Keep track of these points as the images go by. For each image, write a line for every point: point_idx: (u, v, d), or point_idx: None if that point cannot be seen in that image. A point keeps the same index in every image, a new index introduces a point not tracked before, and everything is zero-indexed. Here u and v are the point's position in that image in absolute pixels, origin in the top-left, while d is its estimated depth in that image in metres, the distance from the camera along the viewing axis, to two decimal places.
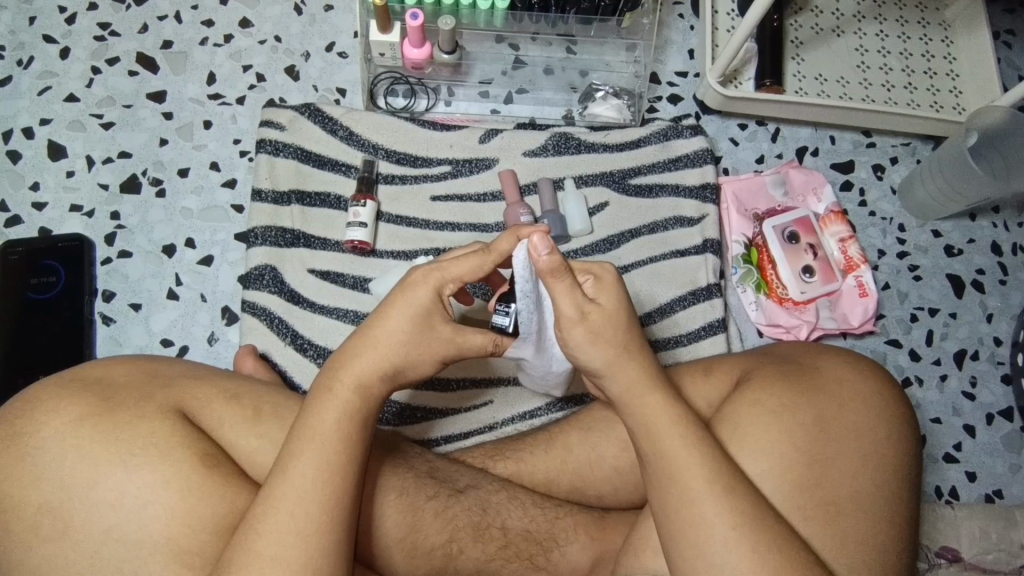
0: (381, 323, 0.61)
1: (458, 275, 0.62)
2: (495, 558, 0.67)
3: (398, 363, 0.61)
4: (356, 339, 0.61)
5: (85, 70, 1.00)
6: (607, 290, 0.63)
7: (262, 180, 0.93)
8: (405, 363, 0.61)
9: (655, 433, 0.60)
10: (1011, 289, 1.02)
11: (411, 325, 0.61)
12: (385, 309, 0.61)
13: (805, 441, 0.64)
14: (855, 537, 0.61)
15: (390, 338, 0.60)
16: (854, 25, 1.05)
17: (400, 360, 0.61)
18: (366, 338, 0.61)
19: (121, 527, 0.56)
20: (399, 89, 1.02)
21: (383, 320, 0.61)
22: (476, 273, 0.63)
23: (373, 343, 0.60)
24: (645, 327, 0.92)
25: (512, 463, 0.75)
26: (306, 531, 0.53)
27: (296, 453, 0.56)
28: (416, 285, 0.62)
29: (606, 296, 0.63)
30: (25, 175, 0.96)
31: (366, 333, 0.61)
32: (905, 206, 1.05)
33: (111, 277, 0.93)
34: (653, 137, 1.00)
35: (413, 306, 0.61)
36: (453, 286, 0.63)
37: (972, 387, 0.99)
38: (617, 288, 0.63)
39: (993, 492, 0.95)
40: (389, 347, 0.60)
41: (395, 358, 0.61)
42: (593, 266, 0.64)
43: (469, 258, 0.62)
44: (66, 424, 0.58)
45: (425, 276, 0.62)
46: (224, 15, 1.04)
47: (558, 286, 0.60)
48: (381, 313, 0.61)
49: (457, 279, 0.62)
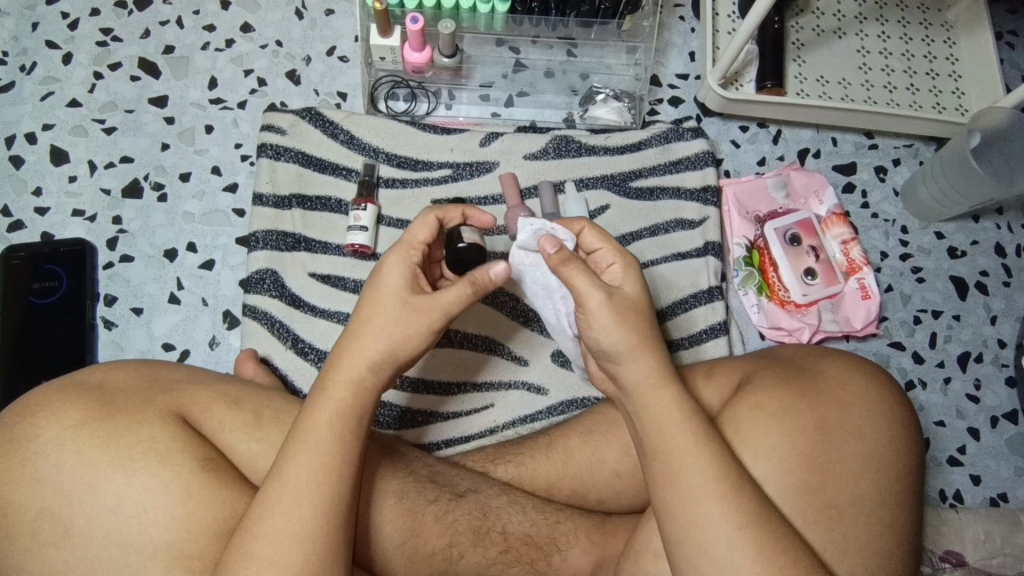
0: (369, 316, 0.61)
1: (421, 241, 0.65)
2: (495, 562, 0.67)
3: (391, 354, 0.61)
4: (346, 336, 0.61)
5: (88, 75, 1.01)
6: (631, 274, 0.65)
7: (263, 184, 0.93)
8: (399, 354, 0.61)
9: (664, 430, 0.59)
10: (1015, 291, 1.02)
11: (395, 313, 0.61)
12: (367, 301, 0.62)
13: (806, 443, 0.64)
14: (857, 540, 0.61)
15: (377, 329, 0.61)
16: (855, 27, 1.05)
17: (390, 349, 0.61)
18: (356, 333, 0.61)
19: (122, 531, 0.56)
20: (400, 92, 1.02)
21: (376, 316, 0.61)
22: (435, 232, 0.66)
23: (364, 337, 0.61)
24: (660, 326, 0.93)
25: (513, 466, 0.75)
26: (306, 534, 0.53)
27: (297, 455, 0.56)
28: (397, 273, 0.63)
29: (630, 286, 0.65)
30: (28, 180, 0.97)
31: (355, 329, 0.61)
32: (908, 208, 1.04)
33: (113, 281, 0.94)
34: (654, 139, 0.99)
35: (395, 295, 0.62)
36: (422, 252, 0.65)
37: (976, 390, 0.98)
38: (641, 280, 0.65)
39: (998, 496, 0.94)
40: (379, 338, 0.60)
41: (387, 352, 0.60)
42: (624, 253, 0.66)
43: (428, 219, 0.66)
44: (65, 429, 0.58)
45: (390, 255, 0.64)
46: (226, 20, 1.04)
47: (575, 273, 0.62)
48: (365, 306, 0.62)
49: (420, 245, 0.65)
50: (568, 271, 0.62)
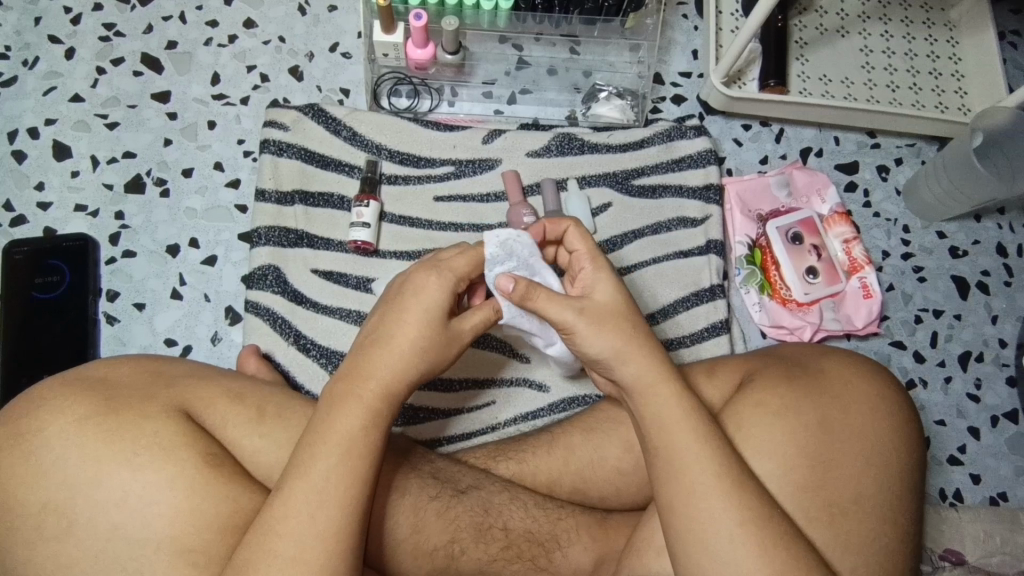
0: (405, 333, 0.61)
1: (464, 272, 0.64)
2: (497, 559, 0.67)
3: (420, 370, 0.61)
4: (373, 346, 0.61)
5: (90, 70, 1.01)
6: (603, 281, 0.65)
7: (266, 180, 0.93)
8: (425, 372, 0.62)
9: (664, 426, 0.59)
10: (1016, 291, 1.02)
11: (434, 336, 0.62)
12: (406, 318, 0.61)
13: (812, 442, 0.64)
14: (866, 538, 0.61)
15: (414, 348, 0.61)
16: (859, 26, 1.05)
17: (422, 367, 0.61)
18: (384, 344, 0.61)
19: (124, 526, 0.56)
20: (403, 89, 1.02)
21: (399, 325, 0.61)
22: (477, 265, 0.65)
23: (392, 351, 0.60)
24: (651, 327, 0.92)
25: (514, 463, 0.75)
26: (322, 533, 0.53)
27: (309, 453, 0.56)
28: (439, 292, 0.62)
29: (602, 287, 0.65)
30: (30, 175, 0.97)
31: (387, 343, 0.61)
32: (909, 207, 1.04)
33: (114, 276, 0.94)
34: (656, 137, 1.00)
35: (437, 317, 0.62)
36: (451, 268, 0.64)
37: (977, 389, 0.98)
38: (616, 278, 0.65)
39: (997, 495, 0.94)
40: (404, 348, 0.61)
41: (416, 366, 0.61)
42: (597, 255, 0.66)
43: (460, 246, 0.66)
44: (69, 423, 0.58)
45: (435, 274, 0.63)
46: (228, 16, 1.04)
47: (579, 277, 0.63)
48: (401, 321, 0.61)
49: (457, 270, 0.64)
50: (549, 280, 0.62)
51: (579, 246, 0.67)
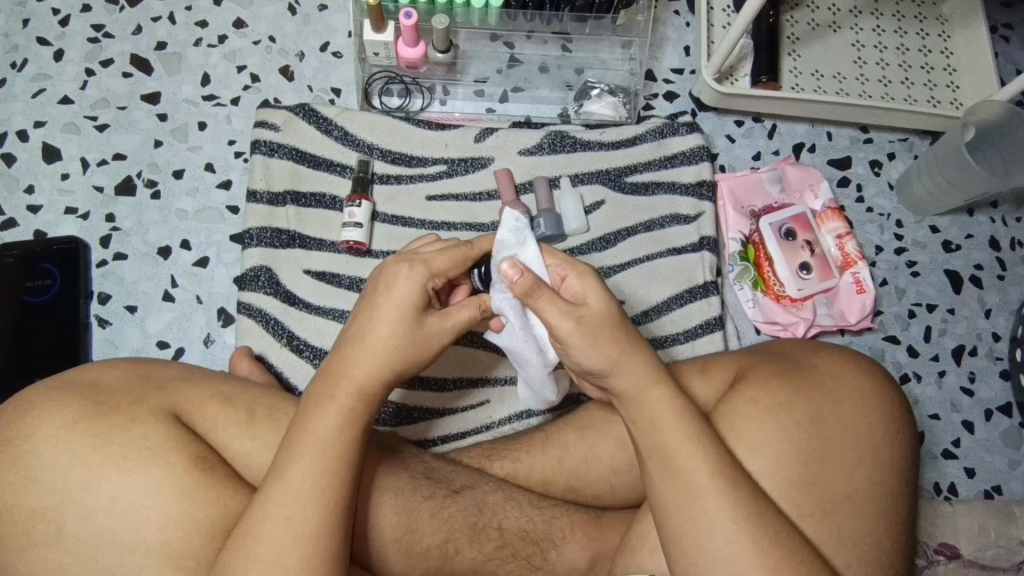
0: (379, 331, 0.60)
1: (444, 270, 0.63)
2: (492, 558, 0.67)
3: (397, 369, 0.61)
4: (350, 345, 0.61)
5: (80, 71, 1.00)
6: (591, 283, 0.62)
7: (257, 181, 0.92)
8: (403, 371, 0.62)
9: (657, 425, 0.59)
10: (1009, 284, 1.02)
11: (419, 341, 0.61)
12: (389, 317, 0.61)
13: (801, 438, 0.64)
14: (852, 534, 0.61)
15: (389, 346, 0.60)
16: (851, 21, 1.05)
17: (399, 366, 0.61)
18: (369, 346, 0.60)
19: (115, 531, 0.56)
20: (394, 88, 1.01)
21: (383, 326, 0.61)
22: (460, 265, 0.65)
23: (379, 352, 0.60)
24: (643, 326, 0.92)
25: (508, 463, 0.75)
26: (302, 536, 0.53)
27: (288, 456, 0.56)
28: (411, 286, 0.61)
29: (593, 293, 0.62)
30: (21, 178, 0.96)
31: (363, 342, 0.60)
32: (902, 202, 1.04)
33: (106, 280, 0.93)
34: (649, 134, 0.99)
35: (410, 313, 0.61)
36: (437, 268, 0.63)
37: (971, 383, 0.98)
38: (601, 285, 0.62)
39: (992, 488, 0.94)
40: (391, 349, 0.60)
41: (401, 367, 0.61)
42: (576, 261, 0.64)
43: (447, 246, 0.66)
44: (58, 428, 0.58)
45: (407, 266, 0.62)
46: (218, 15, 1.04)
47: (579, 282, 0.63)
48: (382, 322, 0.61)
49: (441, 273, 0.63)
50: (538, 290, 0.60)
51: (556, 258, 0.64)
